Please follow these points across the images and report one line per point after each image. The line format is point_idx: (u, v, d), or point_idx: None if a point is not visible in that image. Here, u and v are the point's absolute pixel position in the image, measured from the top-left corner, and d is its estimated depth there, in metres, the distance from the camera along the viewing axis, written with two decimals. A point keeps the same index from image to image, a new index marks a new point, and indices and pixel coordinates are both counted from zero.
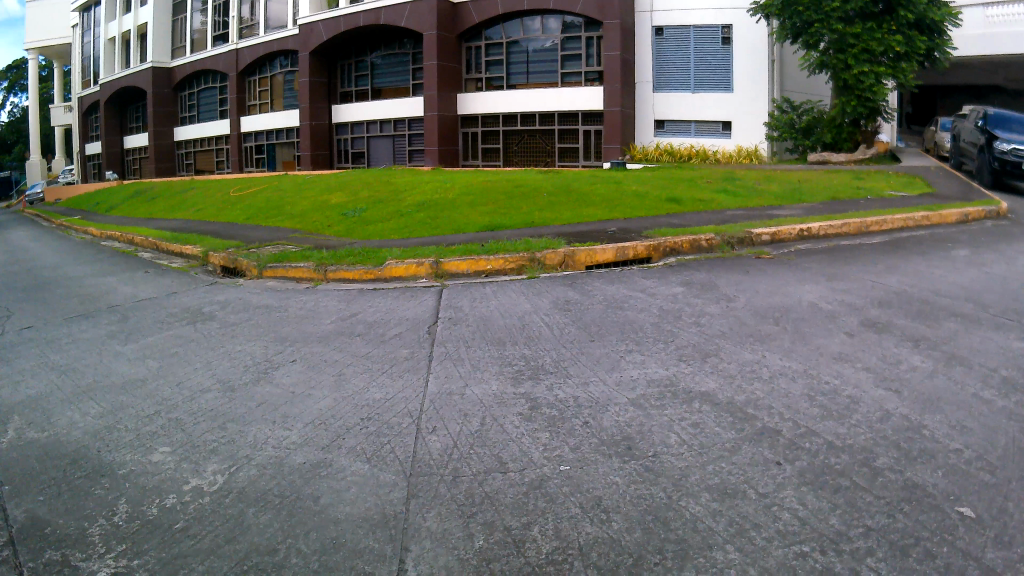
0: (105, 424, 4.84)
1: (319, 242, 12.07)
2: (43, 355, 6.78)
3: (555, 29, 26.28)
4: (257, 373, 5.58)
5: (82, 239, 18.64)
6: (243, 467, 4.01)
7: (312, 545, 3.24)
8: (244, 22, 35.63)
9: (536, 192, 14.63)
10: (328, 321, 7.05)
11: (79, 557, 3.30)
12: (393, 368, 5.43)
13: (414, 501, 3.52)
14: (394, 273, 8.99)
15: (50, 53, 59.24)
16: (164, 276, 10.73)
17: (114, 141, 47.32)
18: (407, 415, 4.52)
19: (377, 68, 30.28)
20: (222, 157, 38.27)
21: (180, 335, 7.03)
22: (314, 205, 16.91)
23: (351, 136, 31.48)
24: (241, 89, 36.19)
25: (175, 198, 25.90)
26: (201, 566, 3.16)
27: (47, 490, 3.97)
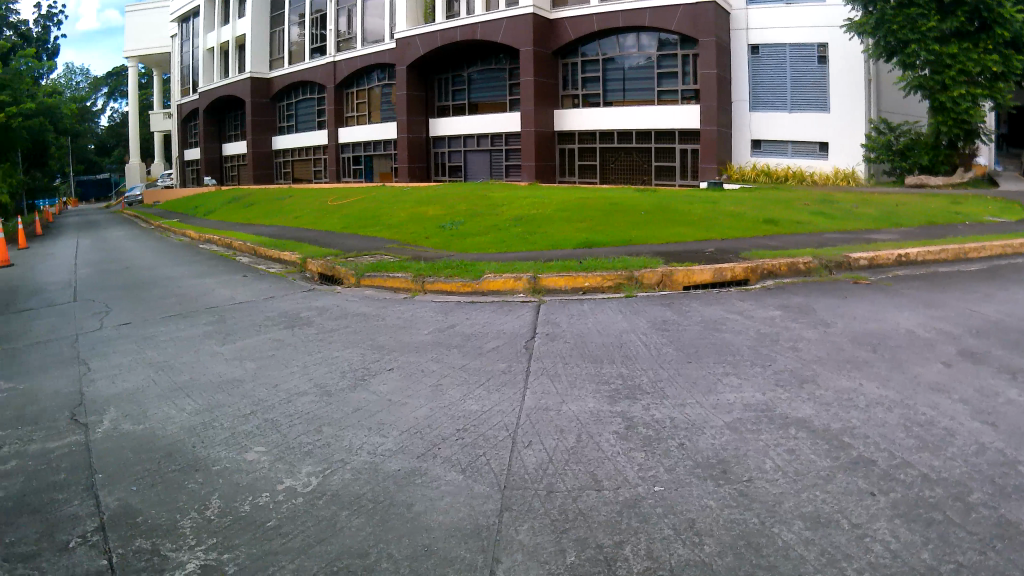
0: (201, 420, 5.01)
1: (418, 253, 12.29)
2: (143, 352, 7.04)
3: (649, 45, 26.12)
4: (354, 379, 5.71)
5: (182, 242, 19.25)
6: (338, 471, 4.10)
7: (403, 551, 3.28)
8: (342, 35, 36.44)
9: (631, 210, 14.58)
10: (425, 331, 7.13)
11: (170, 547, 3.43)
12: (490, 381, 5.47)
13: (507, 513, 3.55)
14: (490, 287, 9.07)
15: (149, 60, 61.37)
16: (262, 281, 11.04)
17: (212, 147, 48.82)
18: (503, 428, 4.56)
19: (474, 83, 30.63)
20: (320, 166, 39.17)
21: (277, 338, 7.22)
22: (411, 216, 17.19)
23: (449, 150, 31.96)
24: (338, 100, 37.00)
25: (271, 205, 26.61)
26: (291, 565, 3.24)
27: (142, 480, 4.14)
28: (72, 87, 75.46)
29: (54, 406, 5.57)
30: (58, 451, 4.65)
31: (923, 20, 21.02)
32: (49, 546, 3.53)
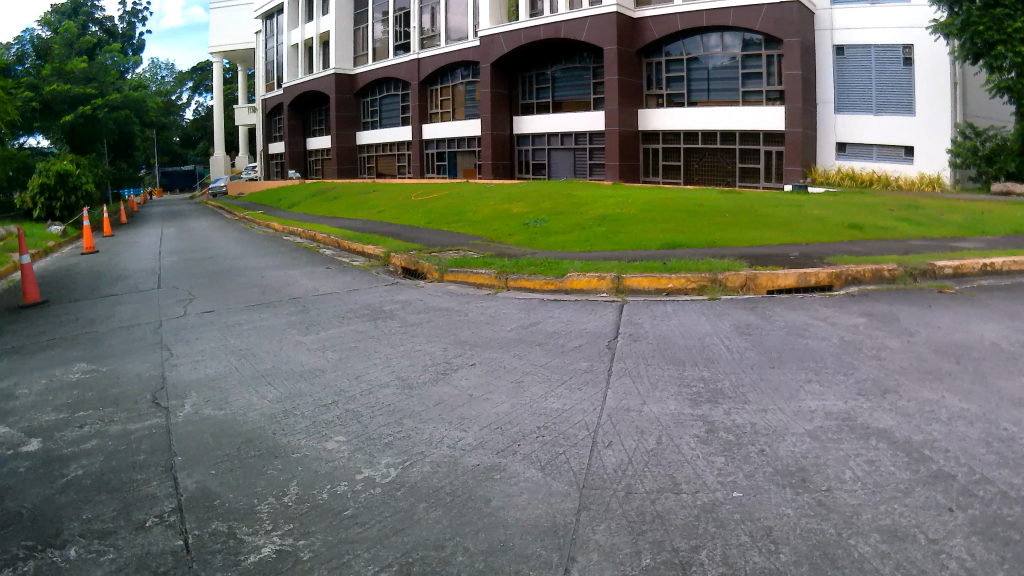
0: (282, 408, 5.12)
1: (500, 250, 12.36)
2: (227, 339, 7.23)
3: (734, 45, 25.76)
4: (436, 373, 5.77)
5: (267, 234, 19.67)
6: (417, 463, 4.15)
7: (478, 545, 3.31)
8: (426, 32, 36.82)
9: (713, 211, 14.43)
10: (507, 328, 7.17)
11: (246, 531, 3.52)
12: (572, 380, 5.48)
13: (585, 513, 3.56)
14: (574, 285, 9.06)
15: (234, 56, 62.86)
16: (346, 273, 11.25)
17: (296, 142, 49.74)
18: (583, 427, 4.56)
19: (558, 81, 30.61)
20: (404, 161, 39.67)
21: (360, 330, 7.34)
22: (493, 214, 17.29)
23: (533, 147, 32.11)
24: (422, 97, 37.40)
25: (354, 199, 27.07)
26: (367, 553, 3.29)
27: (221, 465, 4.26)
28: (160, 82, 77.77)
29: (139, 388, 5.78)
30: (141, 433, 4.84)
31: (1011, 21, 20.44)
32: (128, 524, 3.68)
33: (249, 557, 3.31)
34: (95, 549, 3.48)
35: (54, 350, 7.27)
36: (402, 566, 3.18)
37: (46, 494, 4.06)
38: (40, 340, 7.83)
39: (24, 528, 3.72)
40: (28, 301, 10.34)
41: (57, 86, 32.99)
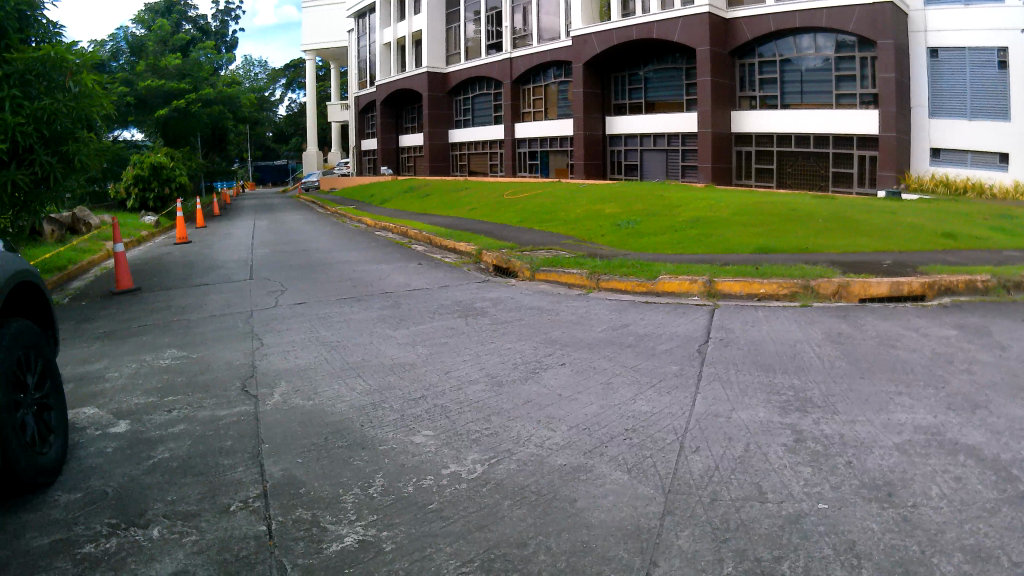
0: (370, 400, 5.20)
1: (592, 250, 12.37)
2: (317, 331, 7.38)
3: (828, 47, 25.20)
4: (526, 371, 5.79)
5: (359, 228, 20.05)
6: (504, 460, 4.17)
7: (562, 545, 3.31)
8: (518, 32, 36.92)
9: (806, 217, 14.15)
10: (598, 329, 7.15)
11: (329, 520, 3.59)
12: (661, 383, 5.42)
13: (670, 517, 3.53)
14: (666, 288, 9.04)
15: (326, 53, 63.98)
16: (438, 269, 11.40)
17: (389, 139, 50.40)
18: (671, 431, 4.52)
19: (650, 81, 30.39)
20: (495, 160, 39.97)
21: (451, 326, 7.41)
22: (585, 214, 17.30)
23: (625, 148, 32.09)
24: (515, 96, 37.54)
25: (444, 197, 27.43)
26: (450, 548, 3.31)
27: (308, 454, 4.36)
28: (254, 78, 79.76)
29: (229, 375, 5.97)
30: (229, 419, 5.02)
31: None
32: (212, 507, 3.82)
33: (333, 545, 3.37)
34: (177, 530, 3.63)
35: (146, 336, 7.54)
36: (485, 561, 3.19)
37: (133, 475, 4.29)
38: (132, 326, 8.11)
39: (110, 507, 3.95)
40: (121, 288, 10.70)
41: (152, 82, 34.45)
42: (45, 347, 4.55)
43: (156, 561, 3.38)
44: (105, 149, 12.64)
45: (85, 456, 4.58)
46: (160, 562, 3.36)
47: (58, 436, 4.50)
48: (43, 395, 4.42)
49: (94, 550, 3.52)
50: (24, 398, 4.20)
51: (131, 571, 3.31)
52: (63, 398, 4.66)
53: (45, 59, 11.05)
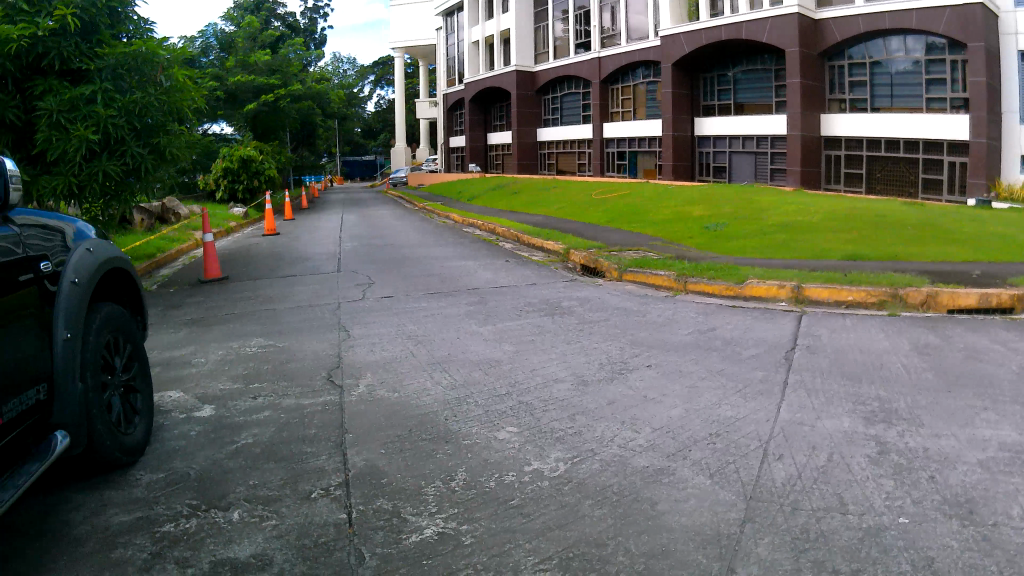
0: (456, 395, 5.32)
1: (680, 252, 12.28)
2: (404, 324, 7.53)
3: (918, 49, 24.41)
4: (612, 372, 5.81)
5: (446, 224, 20.28)
6: (586, 460, 4.22)
7: (640, 547, 3.34)
8: (606, 31, 36.76)
9: (898, 225, 13.71)
10: (684, 331, 7.10)
11: (410, 511, 3.72)
12: (746, 389, 5.37)
13: (749, 525, 3.50)
14: (753, 293, 8.89)
15: (415, 51, 64.73)
16: (525, 267, 11.48)
17: (477, 136, 50.68)
18: (755, 438, 4.49)
19: (739, 82, 30.06)
20: (584, 159, 40.01)
21: (538, 324, 7.47)
22: (674, 215, 17.19)
23: (713, 150, 31.84)
24: (604, 96, 37.47)
25: (530, 195, 27.58)
26: (528, 544, 3.39)
27: (392, 445, 4.52)
28: (343, 74, 81.22)
29: (316, 365, 6.18)
30: (313, 408, 5.21)
31: None
32: (293, 494, 3.99)
33: (412, 536, 3.49)
34: (258, 514, 3.82)
35: (231, 324, 7.84)
36: (562, 560, 3.25)
37: (216, 458, 4.50)
38: (218, 314, 8.43)
39: (192, 488, 4.15)
40: (209, 276, 11.09)
41: (242, 78, 35.34)
42: (136, 330, 4.72)
43: (236, 543, 3.57)
44: (195, 142, 13.08)
45: (171, 437, 4.82)
46: (240, 545, 3.54)
47: (143, 417, 4.68)
48: (129, 376, 4.58)
49: (174, 529, 3.74)
50: (112, 379, 4.36)
51: (210, 551, 3.51)
52: (150, 380, 4.82)
53: (137, 54, 11.54)
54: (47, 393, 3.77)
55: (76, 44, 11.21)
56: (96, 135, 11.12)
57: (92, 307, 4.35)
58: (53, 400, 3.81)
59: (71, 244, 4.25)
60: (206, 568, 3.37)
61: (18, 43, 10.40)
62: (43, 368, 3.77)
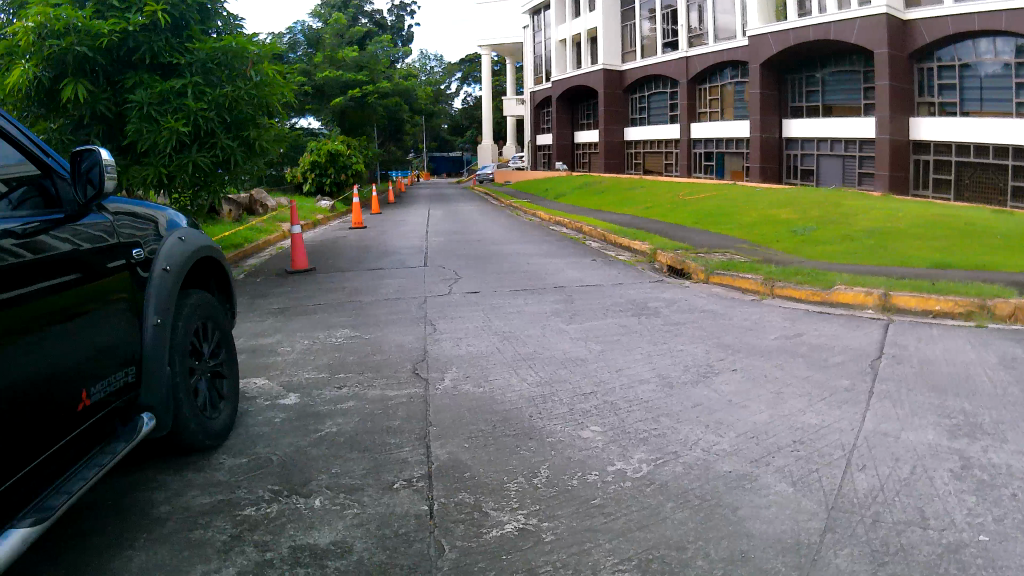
0: (541, 392, 5.42)
1: (767, 255, 12.10)
2: (491, 321, 7.66)
3: (1007, 51, 23.52)
4: (697, 374, 5.80)
5: (533, 222, 20.42)
6: (670, 462, 4.25)
7: (720, 552, 3.34)
8: (693, 30, 36.43)
9: (992, 234, 13.19)
10: (771, 336, 7.02)
11: (492, 506, 3.81)
12: (831, 397, 5.29)
13: (829, 534, 3.46)
14: (841, 299, 8.70)
15: (502, 49, 65.12)
16: (613, 266, 11.50)
17: (564, 134, 50.73)
18: (839, 447, 4.42)
19: (827, 84, 29.54)
20: (670, 160, 39.70)
21: (624, 324, 7.49)
22: (762, 218, 16.95)
23: (801, 152, 31.26)
24: (691, 96, 37.23)
25: (618, 194, 27.59)
26: (609, 544, 3.44)
27: (475, 439, 4.63)
28: (432, 72, 82.30)
29: (401, 359, 6.41)
30: (398, 400, 5.37)
31: None
32: (376, 484, 4.09)
33: (493, 531, 3.58)
34: (340, 502, 3.91)
35: (316, 316, 8.16)
36: (643, 561, 3.29)
37: (299, 446, 4.63)
38: (305, 306, 8.78)
39: (274, 473, 4.27)
40: (296, 268, 11.45)
41: (330, 73, 36.43)
42: (224, 319, 4.85)
43: (317, 529, 3.66)
44: (285, 136, 13.38)
45: (257, 423, 5.00)
46: (320, 532, 3.64)
47: (227, 402, 4.82)
48: (217, 362, 4.72)
49: (256, 513, 3.84)
50: (199, 365, 4.50)
51: (290, 537, 3.61)
52: (236, 366, 4.96)
53: (227, 49, 11.83)
54: (135, 375, 3.89)
55: (167, 39, 11.57)
56: (186, 126, 11.47)
57: (184, 295, 4.49)
58: (141, 383, 3.94)
59: (163, 233, 4.38)
60: (287, 552, 3.47)
61: (109, 37, 10.79)
62: (133, 351, 3.88)
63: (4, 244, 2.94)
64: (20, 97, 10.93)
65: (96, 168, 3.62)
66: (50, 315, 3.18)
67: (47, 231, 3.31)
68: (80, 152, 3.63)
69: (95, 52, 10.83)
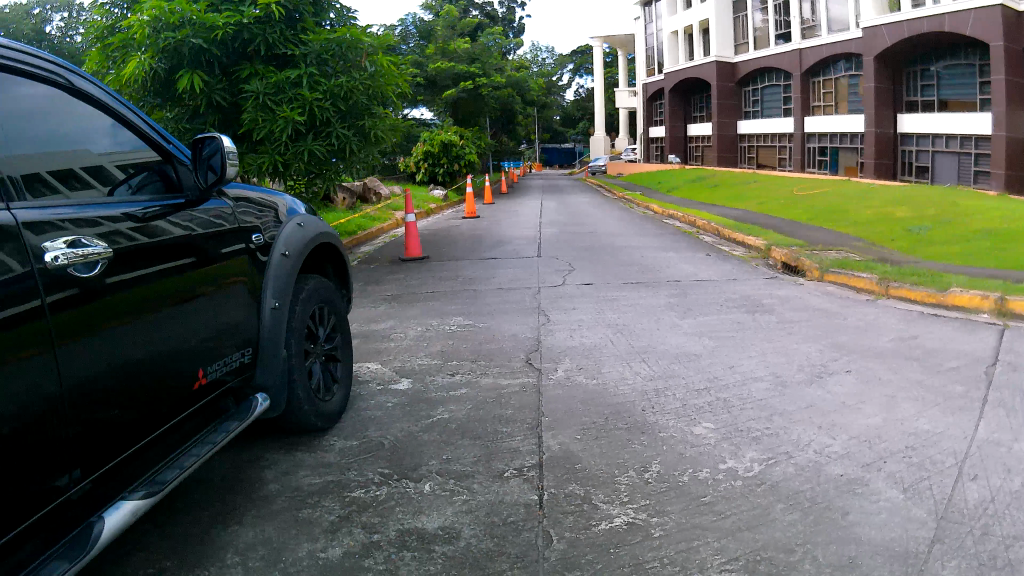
0: (654, 386, 5.39)
1: (883, 255, 11.67)
2: (603, 313, 7.66)
3: None
4: (811, 374, 5.67)
5: (645, 215, 20.28)
6: (781, 462, 4.16)
7: (827, 557, 3.25)
8: (806, 22, 35.51)
9: None
10: (885, 338, 6.79)
11: (602, 498, 3.80)
12: (946, 402, 5.07)
13: (938, 545, 3.33)
14: (956, 302, 8.26)
15: (614, 40, 64.74)
16: (726, 261, 11.32)
17: (677, 126, 50.14)
18: (951, 455, 4.24)
19: (943, 78, 28.43)
20: (784, 154, 38.74)
21: (738, 320, 7.37)
22: (878, 216, 16.37)
23: (916, 149, 30.00)
24: (805, 89, 36.33)
25: (732, 188, 27.16)
26: (717, 543, 3.39)
27: (588, 431, 4.62)
28: (543, 64, 82.44)
29: (514, 348, 6.47)
30: (512, 389, 5.43)
31: None
32: (486, 471, 4.13)
33: (602, 523, 3.57)
34: (449, 488, 3.97)
35: (430, 303, 8.32)
36: (750, 561, 3.23)
37: (410, 431, 4.72)
38: (418, 293, 8.95)
39: (384, 457, 4.35)
40: (410, 255, 11.67)
41: (442, 64, 36.83)
42: (341, 304, 4.97)
43: (425, 514, 3.71)
44: (399, 126, 13.59)
45: (369, 408, 5.12)
46: (428, 517, 3.69)
47: (342, 385, 4.95)
48: (332, 346, 4.84)
49: (364, 495, 3.92)
50: (314, 348, 4.62)
51: (398, 520, 3.67)
52: (350, 350, 5.07)
53: (341, 41, 12.08)
54: (252, 356, 4.01)
55: (282, 32, 11.85)
56: (302, 115, 11.79)
57: (302, 279, 4.62)
58: (256, 363, 4.06)
59: (283, 219, 4.51)
60: (394, 535, 3.53)
61: (225, 29, 11.09)
62: (250, 333, 4.00)
63: (120, 228, 3.06)
64: (139, 88, 11.36)
65: (217, 156, 3.75)
66: (167, 297, 3.30)
67: (165, 216, 3.42)
68: (201, 140, 3.76)
69: (210, 44, 11.16)
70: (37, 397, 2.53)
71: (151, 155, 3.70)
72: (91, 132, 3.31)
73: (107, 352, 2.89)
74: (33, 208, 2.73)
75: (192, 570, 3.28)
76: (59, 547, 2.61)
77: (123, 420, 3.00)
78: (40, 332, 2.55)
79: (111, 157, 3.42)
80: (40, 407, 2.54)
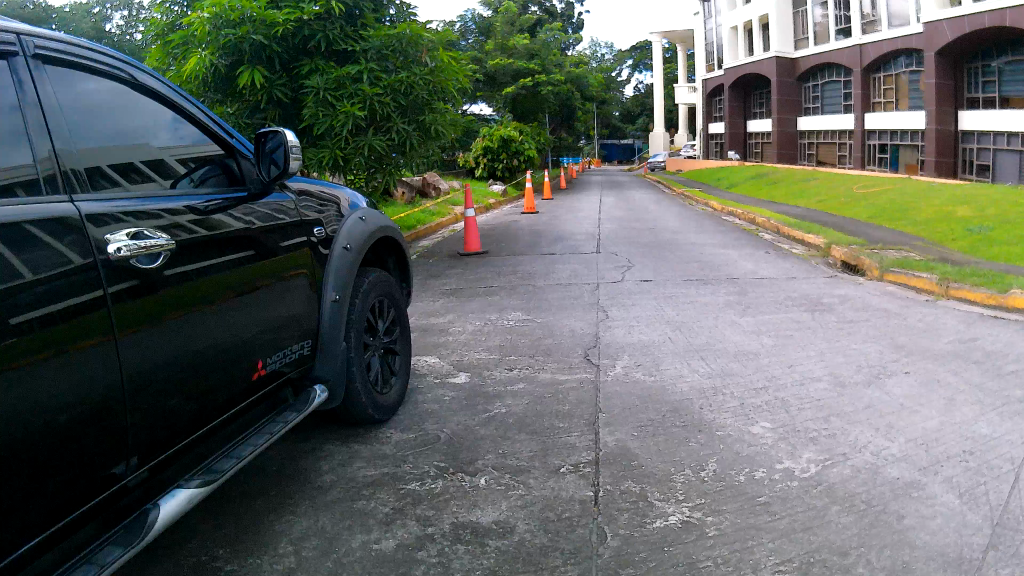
0: (712, 384, 5.36)
1: (945, 255, 11.37)
2: (662, 309, 7.63)
3: None
4: (870, 375, 5.58)
5: (704, 212, 20.13)
6: (838, 464, 4.11)
7: (881, 561, 3.21)
8: (867, 16, 34.89)
9: None
10: (945, 339, 6.64)
11: (657, 496, 3.79)
12: (1006, 406, 4.93)
13: (994, 552, 3.25)
14: (1016, 304, 7.99)
15: (673, 36, 64.28)
16: (785, 260, 11.17)
17: (736, 123, 49.61)
18: (1010, 459, 4.13)
19: (1004, 74, 27.66)
20: (845, 151, 38.07)
21: (797, 319, 7.28)
22: (940, 215, 15.99)
23: (977, 146, 29.15)
24: (866, 85, 35.74)
25: (794, 185, 26.78)
26: (771, 544, 3.36)
27: (646, 428, 4.61)
28: (603, 60, 82.18)
29: (572, 343, 6.48)
30: (569, 385, 5.44)
31: None
32: (542, 467, 4.15)
33: (656, 521, 3.56)
34: (505, 483, 3.99)
35: (489, 298, 8.37)
36: (803, 563, 3.20)
37: (466, 425, 4.75)
38: (477, 287, 9.00)
39: (441, 451, 4.39)
40: (469, 250, 11.73)
41: (500, 60, 36.99)
42: (400, 296, 5.02)
43: (480, 508, 3.74)
44: (459, 121, 13.64)
45: (426, 401, 5.16)
46: (483, 511, 3.71)
47: (399, 377, 5.00)
48: (391, 340, 4.89)
49: (419, 488, 3.96)
50: (373, 341, 4.67)
51: (452, 513, 3.70)
52: (409, 344, 5.12)
53: (402, 36, 12.15)
54: (311, 348, 4.07)
55: (342, 28, 11.97)
56: (362, 110, 11.83)
57: (362, 273, 4.68)
58: (316, 356, 4.13)
59: (344, 213, 4.56)
60: (448, 529, 3.56)
61: (284, 26, 11.21)
62: (310, 326, 4.06)
63: (181, 221, 3.13)
64: (200, 84, 11.55)
65: (280, 149, 3.81)
66: (228, 289, 3.37)
67: (226, 209, 3.48)
68: (264, 133, 3.82)
69: (269, 40, 11.30)
70: (99, 385, 2.60)
71: (214, 148, 3.77)
72: (152, 127, 3.38)
73: (167, 343, 2.96)
74: (96, 201, 2.81)
75: (247, 559, 3.35)
76: (115, 532, 2.68)
77: (182, 410, 3.07)
78: (103, 323, 2.62)
79: (172, 151, 3.49)
80: (101, 395, 2.62)
